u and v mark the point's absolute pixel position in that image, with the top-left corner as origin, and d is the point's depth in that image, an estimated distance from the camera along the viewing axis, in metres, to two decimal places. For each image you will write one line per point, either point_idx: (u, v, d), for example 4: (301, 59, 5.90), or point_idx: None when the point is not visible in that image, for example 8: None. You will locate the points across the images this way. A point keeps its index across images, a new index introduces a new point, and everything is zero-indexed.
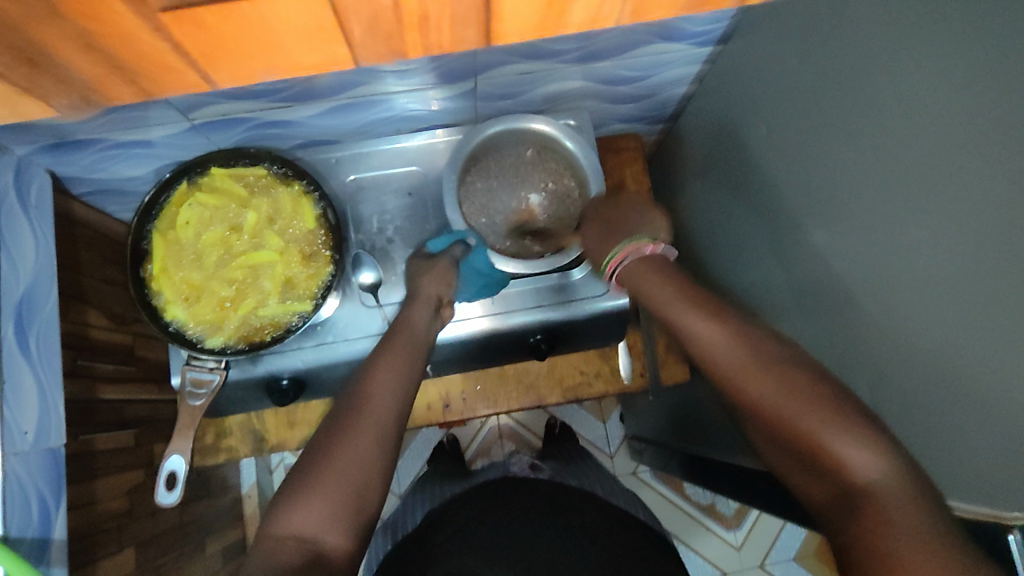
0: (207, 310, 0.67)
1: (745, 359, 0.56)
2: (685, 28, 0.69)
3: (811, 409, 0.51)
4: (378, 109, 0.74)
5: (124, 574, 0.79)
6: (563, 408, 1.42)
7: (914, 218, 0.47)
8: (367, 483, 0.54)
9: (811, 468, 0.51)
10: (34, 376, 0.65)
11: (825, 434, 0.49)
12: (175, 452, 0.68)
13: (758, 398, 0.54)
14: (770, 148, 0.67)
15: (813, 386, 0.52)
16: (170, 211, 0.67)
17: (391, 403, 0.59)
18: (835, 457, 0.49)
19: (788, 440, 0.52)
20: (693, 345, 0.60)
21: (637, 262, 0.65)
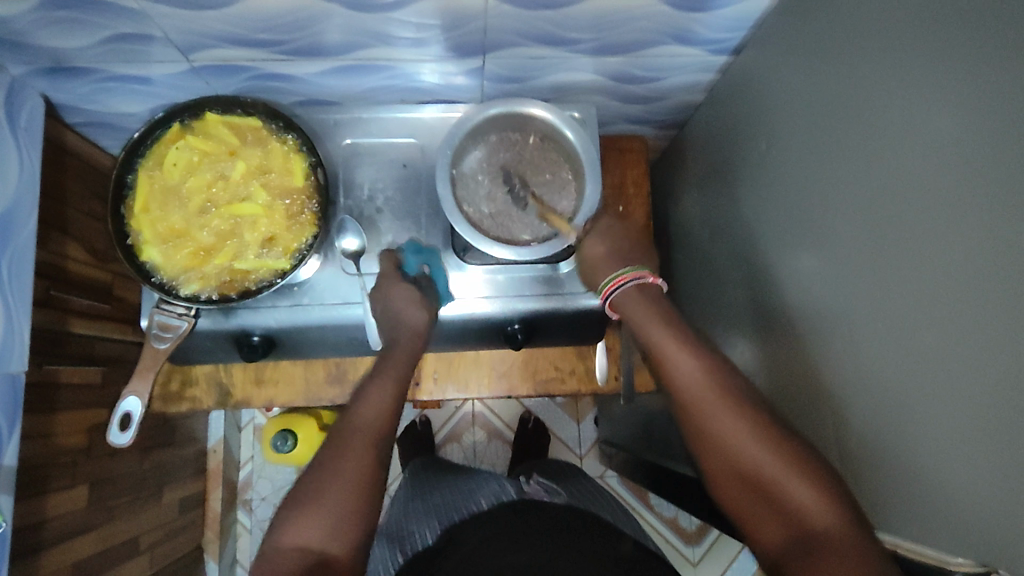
0: (183, 256, 0.65)
1: (713, 394, 0.56)
2: (702, 32, 0.67)
3: (774, 455, 0.52)
4: (383, 76, 0.73)
5: (74, 510, 0.79)
6: (538, 403, 1.42)
7: (899, 251, 0.46)
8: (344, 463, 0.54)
9: (763, 505, 0.51)
10: (3, 298, 0.64)
11: (785, 474, 0.51)
12: (132, 394, 0.68)
13: (721, 429, 0.54)
14: (770, 165, 0.66)
15: (773, 426, 0.54)
16: (158, 150, 0.66)
17: (376, 420, 0.57)
18: (794, 496, 0.50)
19: (744, 476, 0.53)
20: (669, 375, 0.59)
21: (633, 292, 0.63)
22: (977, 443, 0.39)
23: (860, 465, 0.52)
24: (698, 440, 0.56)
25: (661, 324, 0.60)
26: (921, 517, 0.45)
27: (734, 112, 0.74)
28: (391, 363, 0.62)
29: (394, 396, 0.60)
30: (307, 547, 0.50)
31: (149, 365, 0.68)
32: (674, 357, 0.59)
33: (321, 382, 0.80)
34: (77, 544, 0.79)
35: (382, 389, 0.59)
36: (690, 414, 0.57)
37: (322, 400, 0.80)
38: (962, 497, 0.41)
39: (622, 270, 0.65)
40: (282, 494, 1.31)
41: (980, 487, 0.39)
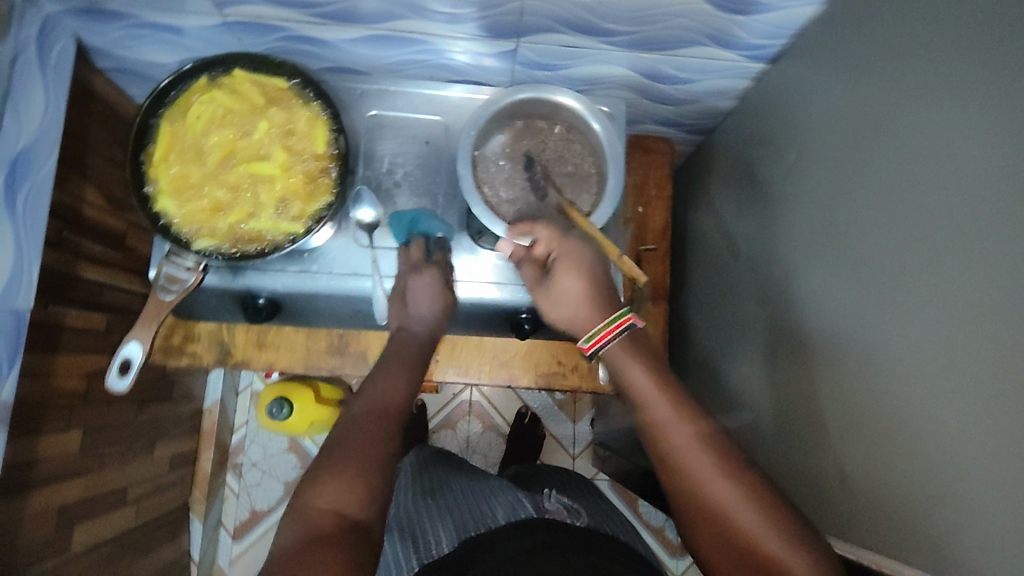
0: (197, 209, 0.65)
1: (694, 444, 0.53)
2: (740, 36, 0.66)
3: (762, 515, 0.50)
4: (415, 50, 0.72)
5: (65, 453, 0.79)
6: (536, 398, 1.41)
7: (925, 272, 0.45)
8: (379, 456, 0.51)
9: (745, 564, 0.49)
10: (15, 233, 0.64)
11: (761, 530, 0.49)
12: (134, 339, 0.67)
13: (699, 478, 0.52)
14: (797, 177, 0.65)
15: (752, 476, 0.52)
16: (182, 103, 0.66)
17: (399, 395, 0.56)
18: (774, 556, 0.48)
19: (721, 528, 0.51)
20: (646, 422, 0.56)
21: (621, 343, 0.59)
22: (989, 471, 0.38)
23: (865, 485, 0.51)
24: (675, 485, 0.54)
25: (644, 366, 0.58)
26: (918, 543, 0.45)
27: (766, 122, 0.73)
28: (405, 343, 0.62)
29: (415, 379, 0.59)
30: (341, 512, 0.48)
31: (153, 315, 0.67)
32: (651, 402, 0.56)
33: (324, 351, 0.79)
34: (64, 488, 0.79)
35: (401, 367, 0.59)
36: (667, 459, 0.54)
37: (324, 369, 0.79)
38: (966, 524, 0.40)
39: (605, 323, 0.59)
40: (273, 462, 1.31)
41: (986, 516, 0.38)
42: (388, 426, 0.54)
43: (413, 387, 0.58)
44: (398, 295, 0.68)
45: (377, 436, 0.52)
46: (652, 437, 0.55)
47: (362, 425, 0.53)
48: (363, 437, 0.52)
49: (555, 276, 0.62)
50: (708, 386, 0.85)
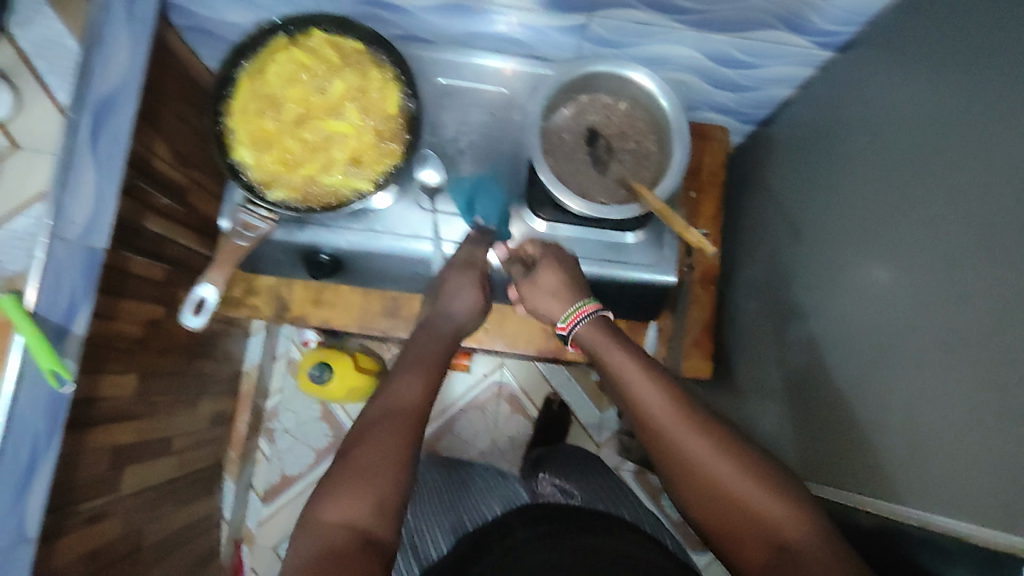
0: (272, 161, 0.67)
1: (675, 418, 0.55)
2: (814, 20, 0.67)
3: (745, 477, 0.52)
4: (485, 21, 0.73)
5: (122, 395, 0.82)
6: (565, 384, 1.41)
7: (1013, 253, 0.45)
8: (388, 455, 0.54)
9: (734, 521, 0.52)
10: (97, 173, 0.66)
11: (763, 497, 0.51)
12: (208, 282, 0.71)
13: (692, 459, 0.54)
14: (863, 163, 0.65)
15: (741, 447, 0.54)
16: (262, 56, 0.68)
17: (418, 398, 0.58)
18: (759, 512, 0.51)
19: (726, 507, 0.53)
20: (629, 401, 0.58)
21: (593, 325, 0.62)
22: None
23: (911, 456, 0.54)
24: (674, 474, 0.55)
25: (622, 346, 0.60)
26: (1002, 506, 0.45)
27: (827, 109, 0.73)
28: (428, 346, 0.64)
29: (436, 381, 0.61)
30: (353, 525, 0.50)
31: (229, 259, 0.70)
32: (630, 377, 0.58)
33: (376, 312, 0.81)
34: (119, 429, 0.82)
35: (420, 372, 0.60)
36: (662, 443, 0.56)
37: (375, 329, 0.81)
38: None
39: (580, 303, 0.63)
40: (305, 430, 1.33)
41: None
42: (405, 430, 0.55)
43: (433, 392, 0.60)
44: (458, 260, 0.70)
45: (396, 437, 0.55)
46: (645, 425, 0.57)
47: (382, 428, 0.55)
48: (376, 433, 0.55)
49: (539, 268, 0.65)
50: (748, 373, 0.85)
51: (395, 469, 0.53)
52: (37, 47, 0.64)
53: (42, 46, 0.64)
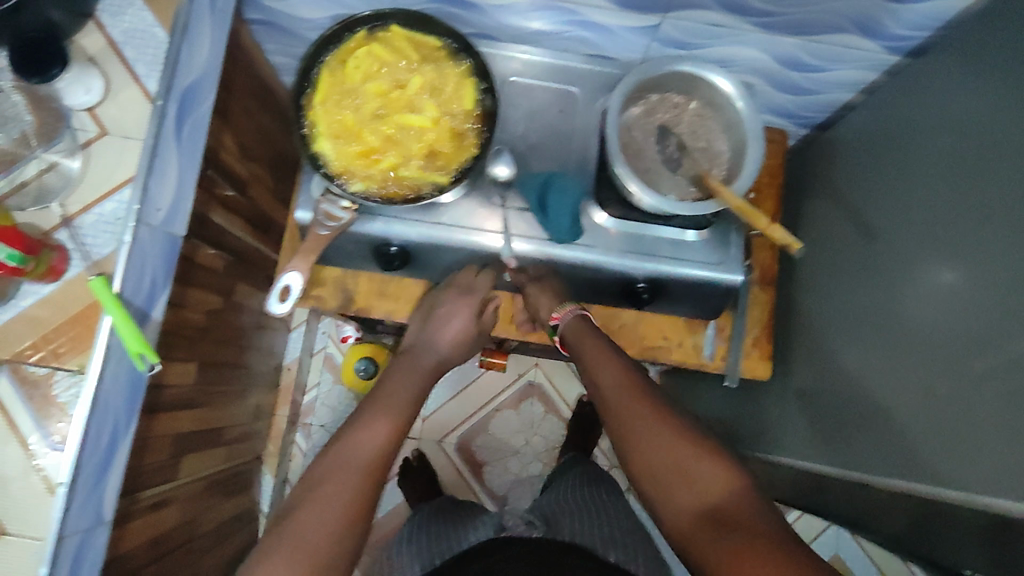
0: (352, 154, 0.69)
1: (628, 395, 0.65)
2: (888, 24, 0.67)
3: (682, 444, 0.59)
4: (559, 19, 0.73)
5: (186, 383, 0.83)
6: None
7: None
8: (332, 516, 0.56)
9: (666, 484, 0.58)
10: (179, 162, 0.67)
11: (697, 461, 0.57)
12: (293, 270, 0.71)
13: (637, 427, 0.62)
14: (931, 166, 0.66)
15: (684, 421, 0.61)
16: (343, 52, 0.69)
17: (381, 442, 0.63)
18: (689, 473, 0.57)
19: (662, 470, 0.59)
20: (597, 386, 0.68)
21: (574, 321, 0.74)
22: None
23: (953, 447, 0.57)
24: (624, 445, 0.62)
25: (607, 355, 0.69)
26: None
27: (893, 112, 0.74)
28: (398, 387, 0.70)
29: (401, 424, 0.66)
30: None
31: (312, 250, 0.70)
32: (599, 366, 0.69)
33: None
34: (182, 417, 0.83)
35: (383, 420, 0.65)
36: (618, 417, 0.64)
37: None
38: None
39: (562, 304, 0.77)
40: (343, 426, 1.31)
41: None
42: (364, 469, 0.60)
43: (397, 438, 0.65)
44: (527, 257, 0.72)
45: (357, 472, 0.60)
46: (606, 405, 0.66)
47: (343, 464, 0.60)
48: (332, 483, 0.58)
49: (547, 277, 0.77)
50: (801, 373, 0.85)
51: (359, 505, 0.58)
52: (126, 35, 0.65)
53: (130, 35, 0.65)
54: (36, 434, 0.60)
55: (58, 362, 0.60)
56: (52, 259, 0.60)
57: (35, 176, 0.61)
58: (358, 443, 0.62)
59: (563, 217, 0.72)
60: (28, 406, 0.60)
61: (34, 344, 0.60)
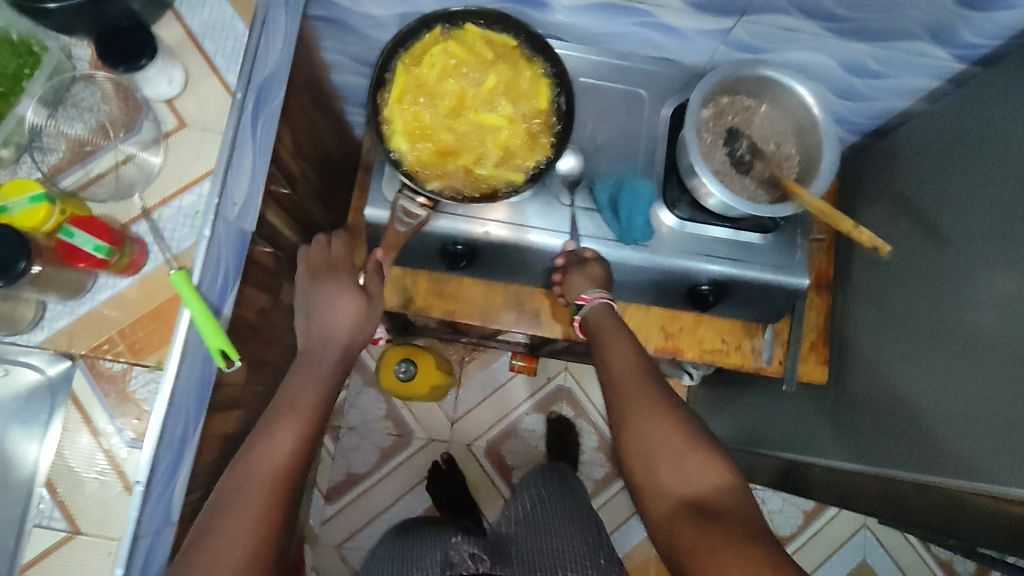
0: (427, 151, 0.69)
1: (637, 380, 0.62)
2: (963, 33, 0.68)
3: (679, 436, 0.57)
4: (632, 21, 0.73)
5: (238, 382, 0.81)
6: None
7: None
8: (243, 527, 0.55)
9: (655, 475, 0.57)
10: (253, 156, 0.66)
11: (692, 452, 0.56)
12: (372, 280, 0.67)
13: (637, 412, 0.60)
14: (1000, 173, 0.67)
15: (685, 413, 0.59)
16: (419, 49, 0.69)
17: (286, 458, 0.59)
18: (682, 466, 0.56)
19: (654, 456, 0.57)
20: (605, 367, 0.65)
21: (601, 309, 0.71)
22: None
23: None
24: (620, 430, 0.60)
25: (623, 345, 0.66)
26: None
27: (954, 120, 0.74)
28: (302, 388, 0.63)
29: (311, 429, 0.61)
30: None
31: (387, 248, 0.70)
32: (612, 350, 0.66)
33: (497, 307, 0.83)
34: (232, 416, 0.82)
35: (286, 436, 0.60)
36: (618, 399, 0.62)
37: (496, 325, 0.82)
38: None
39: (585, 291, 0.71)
40: (370, 428, 1.30)
41: None
42: (271, 487, 0.57)
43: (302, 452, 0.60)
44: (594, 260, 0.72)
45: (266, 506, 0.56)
46: (610, 386, 0.64)
47: (252, 480, 0.57)
48: (240, 500, 0.56)
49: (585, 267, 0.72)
50: (853, 377, 0.86)
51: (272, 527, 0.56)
52: (205, 27, 0.64)
53: (209, 27, 0.64)
54: (114, 429, 0.59)
55: (136, 358, 0.59)
56: (133, 252, 0.59)
57: (112, 168, 0.61)
58: (266, 451, 0.59)
59: (641, 227, 0.73)
60: (106, 401, 0.59)
61: (113, 338, 0.59)
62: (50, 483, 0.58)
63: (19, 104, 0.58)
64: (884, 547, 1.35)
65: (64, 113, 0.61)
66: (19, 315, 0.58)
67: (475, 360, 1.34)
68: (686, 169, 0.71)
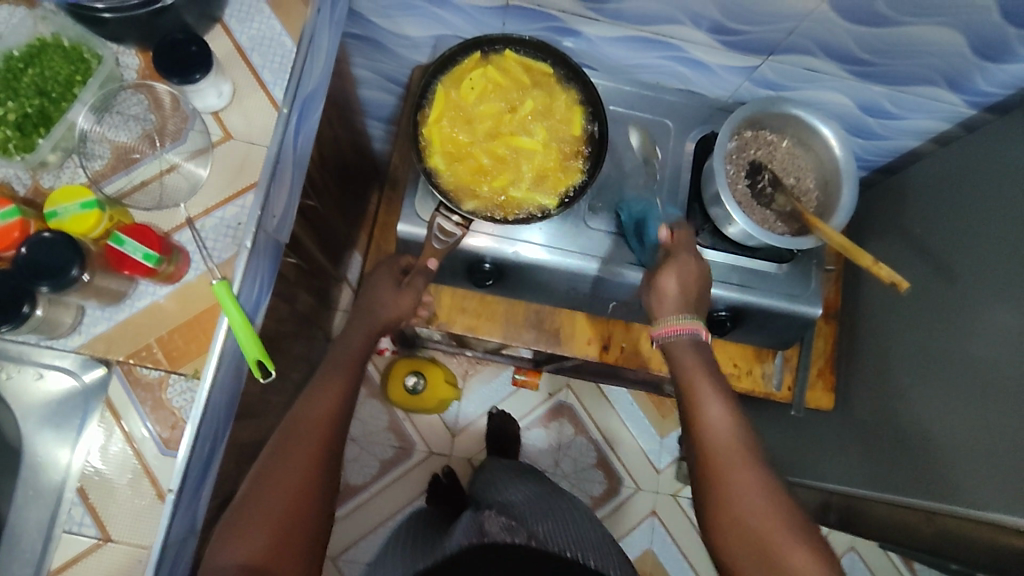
0: (463, 171, 0.70)
1: (737, 452, 0.58)
2: (976, 81, 0.72)
3: (789, 534, 0.54)
4: (664, 54, 0.76)
5: (260, 391, 0.82)
6: (615, 393, 1.36)
7: None
8: (291, 486, 0.55)
9: (758, 562, 0.54)
10: (293, 169, 0.67)
11: (801, 551, 0.53)
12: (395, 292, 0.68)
13: (741, 499, 0.56)
14: (1003, 215, 0.70)
15: (783, 491, 0.57)
16: (460, 72, 0.71)
17: (328, 416, 0.59)
18: (788, 560, 0.53)
19: (756, 546, 0.54)
20: (701, 434, 0.60)
21: (688, 343, 0.64)
22: None
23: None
24: (714, 505, 0.57)
25: (722, 409, 0.60)
26: None
27: (961, 161, 0.78)
28: (326, 391, 0.61)
29: (346, 394, 0.62)
30: (247, 564, 0.52)
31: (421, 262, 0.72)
32: (706, 405, 0.61)
33: (519, 325, 0.84)
34: (252, 424, 0.82)
35: (307, 441, 0.57)
36: (716, 475, 0.58)
37: (517, 343, 0.84)
38: None
39: (681, 318, 0.65)
40: (372, 439, 1.30)
41: None
42: (318, 438, 0.58)
43: (328, 454, 0.58)
44: (664, 261, 0.68)
45: (287, 501, 0.55)
46: (707, 462, 0.59)
47: (298, 451, 0.57)
48: (290, 456, 0.56)
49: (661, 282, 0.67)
50: (859, 405, 0.88)
51: (297, 519, 0.55)
52: (253, 42, 0.65)
53: (258, 42, 0.65)
54: (149, 437, 0.59)
55: (173, 367, 0.59)
56: (177, 262, 0.60)
57: (157, 175, 0.62)
58: (310, 409, 0.60)
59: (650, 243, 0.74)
60: (142, 409, 0.59)
61: (151, 345, 0.59)
62: (81, 491, 0.59)
63: (70, 110, 0.59)
64: (869, 570, 1.38)
65: (111, 120, 0.62)
66: (58, 321, 0.57)
67: (479, 375, 1.35)
68: (712, 199, 0.73)
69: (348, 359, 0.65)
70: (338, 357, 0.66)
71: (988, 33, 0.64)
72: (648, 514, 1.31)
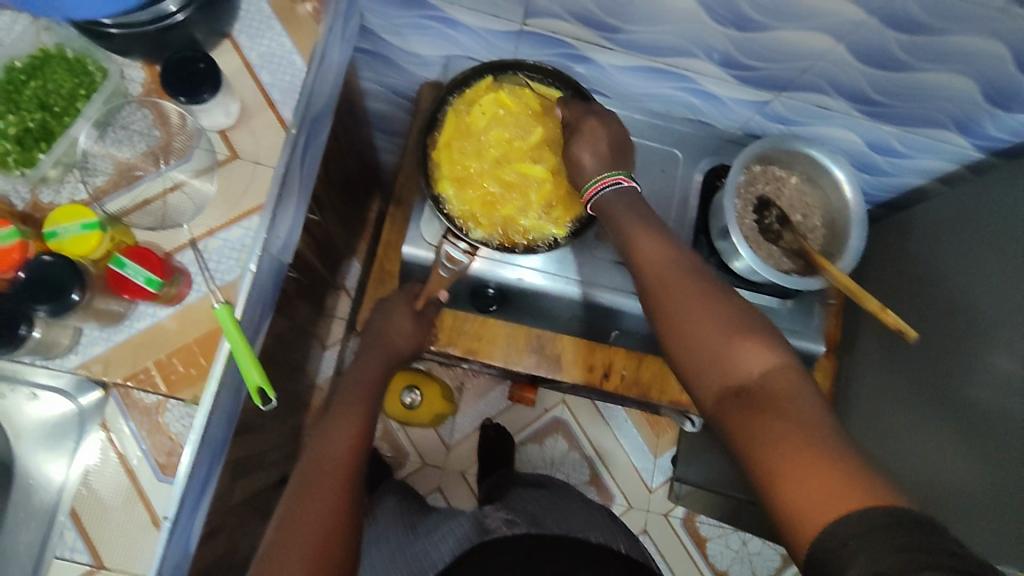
0: (471, 197, 0.69)
1: (673, 270, 0.54)
2: (985, 125, 0.72)
3: (727, 327, 0.49)
4: (675, 84, 0.76)
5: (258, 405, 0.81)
6: (608, 408, 1.36)
7: None
8: (320, 515, 0.54)
9: (701, 363, 0.49)
10: (298, 189, 0.66)
11: (741, 339, 0.48)
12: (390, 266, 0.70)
13: (678, 306, 0.52)
14: (1005, 259, 0.70)
15: (727, 295, 0.52)
16: (471, 96, 0.70)
17: (349, 447, 0.60)
18: (725, 351, 0.48)
19: (698, 347, 0.50)
20: (636, 263, 0.57)
21: (613, 197, 0.61)
22: None
23: None
24: (659, 326, 0.53)
25: (648, 235, 0.57)
26: None
27: (966, 203, 0.78)
28: (340, 434, 0.61)
29: (362, 426, 0.62)
30: None
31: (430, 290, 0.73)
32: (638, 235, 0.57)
33: (521, 348, 0.83)
34: (248, 440, 0.81)
35: (328, 478, 0.57)
36: (654, 296, 0.54)
37: (517, 368, 0.83)
38: None
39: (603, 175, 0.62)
40: None
41: None
42: (341, 469, 0.58)
43: (352, 481, 0.58)
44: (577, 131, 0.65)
45: (314, 538, 0.52)
46: (646, 287, 0.55)
47: (325, 482, 0.56)
48: (315, 488, 0.56)
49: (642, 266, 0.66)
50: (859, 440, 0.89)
51: (328, 543, 0.53)
52: (263, 59, 0.64)
53: (268, 59, 0.64)
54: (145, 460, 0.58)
55: (171, 391, 0.58)
56: (179, 284, 0.58)
57: (160, 194, 0.61)
58: (328, 446, 0.60)
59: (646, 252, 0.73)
60: (138, 431, 0.58)
61: (148, 368, 0.58)
62: (75, 514, 0.57)
63: (73, 125, 0.58)
64: None
65: (112, 135, 0.61)
66: (55, 342, 0.56)
67: (473, 386, 1.35)
68: (719, 233, 0.73)
69: (351, 400, 0.65)
70: (346, 397, 0.65)
71: (1000, 83, 0.64)
72: (639, 532, 1.31)
